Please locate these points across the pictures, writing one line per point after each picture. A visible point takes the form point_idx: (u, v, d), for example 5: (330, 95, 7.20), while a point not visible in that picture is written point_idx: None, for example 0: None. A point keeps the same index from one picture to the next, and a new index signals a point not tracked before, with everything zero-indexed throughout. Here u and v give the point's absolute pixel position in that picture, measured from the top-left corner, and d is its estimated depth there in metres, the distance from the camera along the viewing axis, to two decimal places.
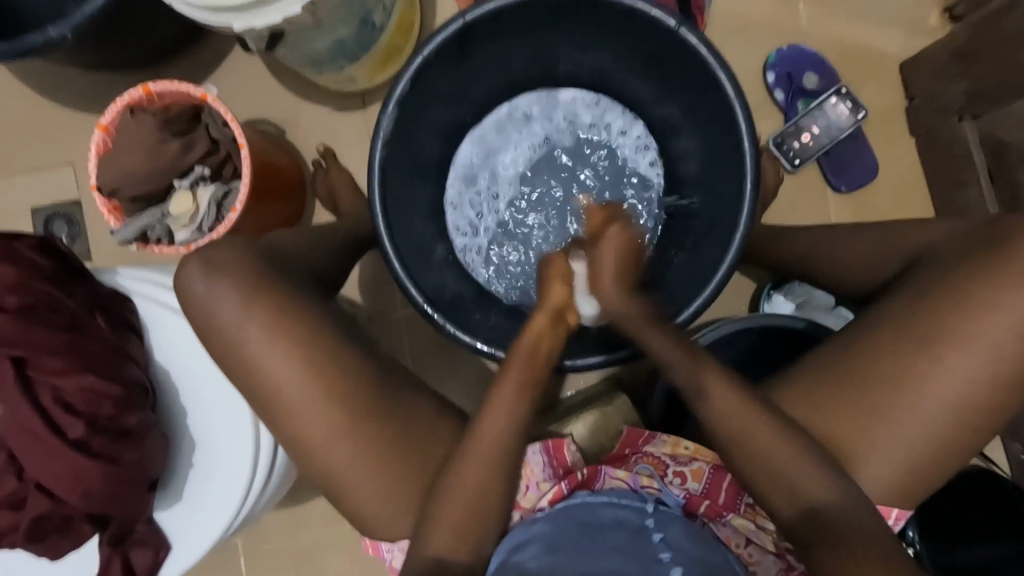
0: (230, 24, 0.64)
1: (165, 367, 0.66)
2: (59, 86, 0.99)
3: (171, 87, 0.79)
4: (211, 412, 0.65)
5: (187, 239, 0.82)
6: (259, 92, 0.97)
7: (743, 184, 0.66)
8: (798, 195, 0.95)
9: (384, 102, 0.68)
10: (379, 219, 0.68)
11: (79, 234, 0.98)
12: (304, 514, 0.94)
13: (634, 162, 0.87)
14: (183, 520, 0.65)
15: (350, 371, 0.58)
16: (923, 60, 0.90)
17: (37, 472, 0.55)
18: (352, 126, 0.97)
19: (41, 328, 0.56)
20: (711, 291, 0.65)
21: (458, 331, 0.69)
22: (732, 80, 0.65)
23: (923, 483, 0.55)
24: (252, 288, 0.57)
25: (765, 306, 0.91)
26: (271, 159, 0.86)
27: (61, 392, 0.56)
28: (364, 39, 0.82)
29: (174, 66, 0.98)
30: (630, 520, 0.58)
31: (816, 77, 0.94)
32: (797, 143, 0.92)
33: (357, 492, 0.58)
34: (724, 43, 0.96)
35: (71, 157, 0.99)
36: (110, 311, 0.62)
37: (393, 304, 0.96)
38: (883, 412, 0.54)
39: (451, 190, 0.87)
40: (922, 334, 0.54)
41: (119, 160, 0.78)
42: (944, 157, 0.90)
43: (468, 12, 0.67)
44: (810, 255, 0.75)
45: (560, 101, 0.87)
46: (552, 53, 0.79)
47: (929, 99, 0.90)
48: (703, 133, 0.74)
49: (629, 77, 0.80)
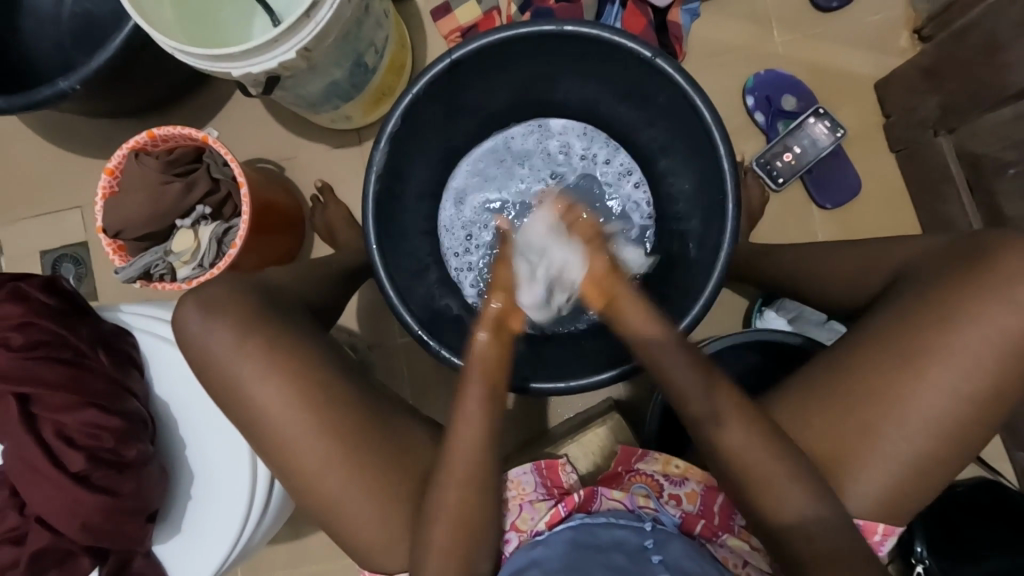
0: (229, 71, 0.68)
1: (166, 400, 0.67)
2: (68, 134, 1.03)
3: (174, 131, 0.82)
4: (208, 441, 0.66)
5: (189, 275, 0.85)
6: (260, 133, 1.01)
7: (725, 206, 0.68)
8: (783, 212, 0.97)
9: (376, 138, 0.72)
10: (374, 250, 0.70)
11: (86, 275, 1.01)
12: (305, 548, 0.94)
13: (618, 186, 0.90)
14: (181, 555, 0.65)
15: (344, 398, 0.60)
16: (894, 80, 0.94)
17: (41, 505, 0.57)
18: (348, 162, 1.01)
19: (44, 363, 0.58)
20: (699, 308, 0.66)
21: (450, 354, 0.70)
22: (709, 106, 0.67)
23: (912, 495, 0.55)
24: (245, 326, 0.59)
25: (757, 323, 0.92)
26: (270, 199, 0.89)
27: (63, 427, 0.58)
28: (356, 80, 0.86)
29: (177, 112, 1.03)
30: (629, 541, 0.57)
31: (794, 99, 0.97)
32: (780, 162, 0.95)
33: (353, 524, 0.58)
34: (702, 71, 1.00)
35: (78, 202, 1.02)
36: (113, 347, 0.64)
37: (390, 333, 0.97)
38: (869, 422, 0.55)
39: (445, 213, 0.91)
40: (905, 344, 0.55)
41: (123, 202, 0.82)
42: (923, 170, 0.92)
43: (454, 51, 0.70)
44: (795, 272, 0.76)
45: (552, 132, 0.91)
46: (538, 87, 0.83)
47: (905, 116, 0.93)
48: (683, 154, 0.77)
49: (611, 106, 0.83)
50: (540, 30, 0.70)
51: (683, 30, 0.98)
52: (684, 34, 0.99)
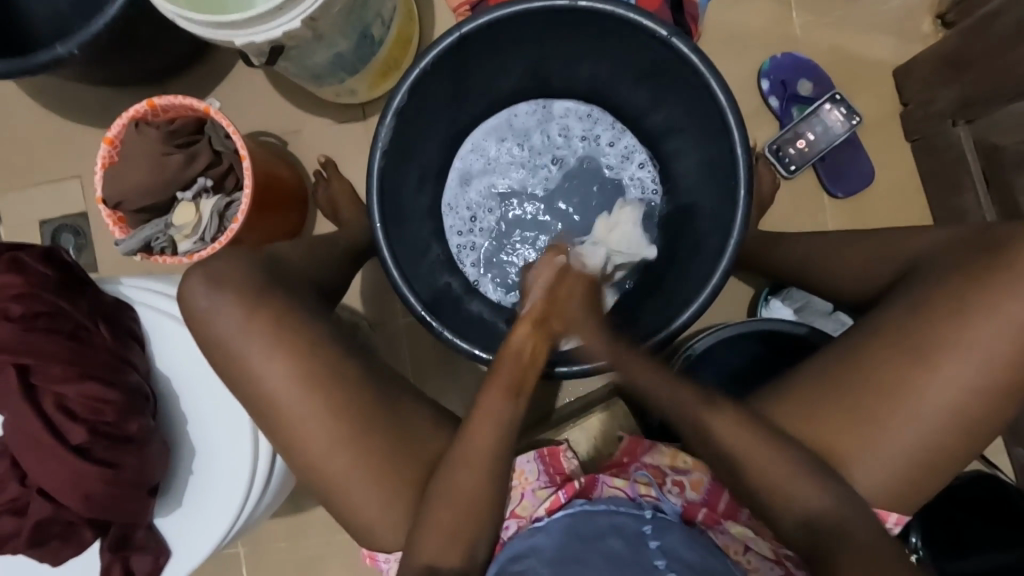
0: (231, 39, 0.66)
1: (166, 374, 0.67)
2: (67, 101, 1.01)
3: (174, 100, 0.81)
4: (210, 416, 0.66)
5: (190, 250, 0.84)
6: (263, 105, 0.99)
7: (736, 193, 0.66)
8: (794, 200, 0.95)
9: (381, 113, 0.70)
10: (377, 228, 0.69)
11: (86, 246, 1.00)
12: (305, 522, 0.95)
13: (620, 170, 0.89)
14: (182, 527, 0.66)
15: (351, 376, 0.59)
16: (915, 67, 0.91)
17: (41, 477, 0.57)
18: (353, 137, 0.99)
19: (43, 335, 0.58)
20: (706, 297, 0.66)
21: (456, 337, 0.69)
22: (724, 88, 0.65)
23: (915, 489, 0.55)
24: (253, 301, 0.58)
25: (762, 313, 0.91)
26: (274, 171, 0.87)
27: (63, 399, 0.57)
28: (362, 53, 0.83)
29: (179, 81, 1.01)
30: (627, 527, 0.57)
31: (810, 84, 0.95)
32: (792, 150, 0.93)
33: (355, 501, 0.59)
34: (718, 52, 0.97)
35: (78, 171, 1.01)
36: (113, 319, 0.63)
37: (393, 313, 0.97)
38: (878, 417, 0.54)
39: (448, 192, 0.89)
40: (913, 335, 0.54)
41: (123, 173, 0.80)
42: (939, 162, 0.91)
43: (463, 25, 0.68)
44: (802, 258, 0.75)
45: (555, 113, 0.89)
46: (549, 65, 0.80)
47: (923, 105, 0.91)
48: (694, 138, 0.75)
49: (620, 87, 0.81)
50: (553, 4, 0.68)
51: (700, 10, 0.95)
52: (701, 13, 0.96)
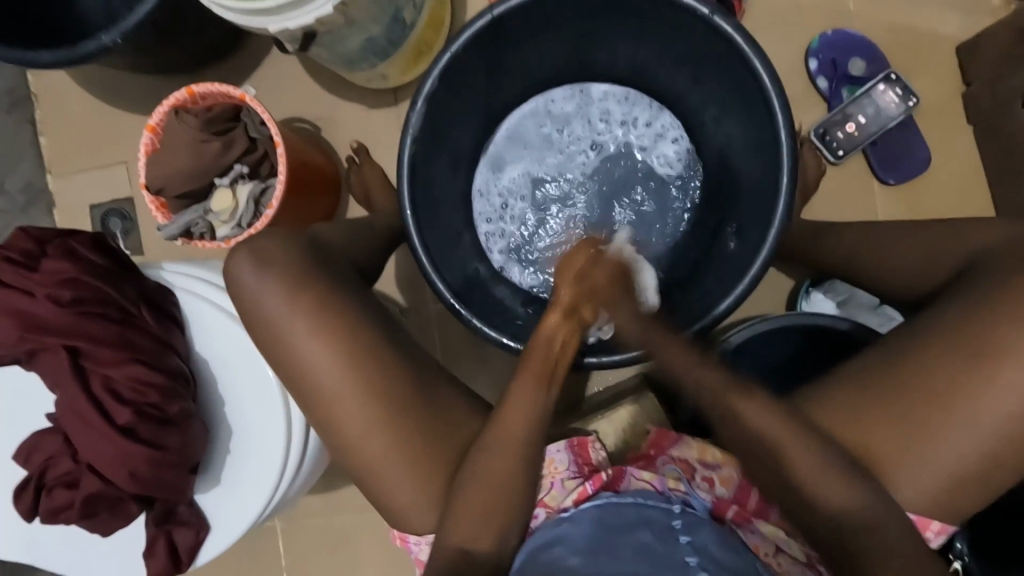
0: (266, 27, 0.66)
1: (206, 357, 0.69)
2: (113, 89, 1.04)
3: (212, 88, 0.83)
4: (247, 398, 0.68)
5: (227, 235, 0.86)
6: (298, 91, 1.00)
7: (779, 179, 0.63)
8: (841, 187, 0.90)
9: (413, 99, 0.69)
10: (408, 215, 0.69)
11: (132, 230, 1.03)
12: (338, 501, 0.98)
13: (654, 153, 0.86)
14: (221, 503, 0.68)
15: (382, 364, 0.60)
16: (982, 43, 0.85)
17: (91, 455, 0.60)
18: (385, 123, 0.99)
19: (92, 320, 0.60)
20: (744, 288, 0.63)
21: (485, 325, 0.69)
22: (769, 68, 0.62)
23: (965, 497, 0.52)
24: (288, 287, 0.59)
25: (803, 306, 0.87)
26: (308, 158, 0.88)
27: (111, 380, 0.60)
28: (394, 37, 0.83)
29: (217, 68, 1.02)
30: (658, 520, 0.56)
31: (864, 63, 0.89)
32: (841, 134, 0.88)
33: (386, 486, 0.60)
34: (764, 29, 0.92)
35: (124, 157, 1.04)
36: (157, 305, 0.66)
37: (424, 299, 0.97)
38: (927, 421, 0.52)
39: (479, 177, 0.88)
40: (970, 336, 0.51)
41: (164, 160, 0.82)
42: (1005, 146, 0.84)
43: (496, 7, 0.66)
44: (851, 254, 0.71)
45: (592, 95, 0.86)
46: (584, 47, 0.78)
47: (990, 84, 0.84)
48: (735, 121, 0.72)
49: (659, 68, 0.78)
50: None
51: None
52: None
